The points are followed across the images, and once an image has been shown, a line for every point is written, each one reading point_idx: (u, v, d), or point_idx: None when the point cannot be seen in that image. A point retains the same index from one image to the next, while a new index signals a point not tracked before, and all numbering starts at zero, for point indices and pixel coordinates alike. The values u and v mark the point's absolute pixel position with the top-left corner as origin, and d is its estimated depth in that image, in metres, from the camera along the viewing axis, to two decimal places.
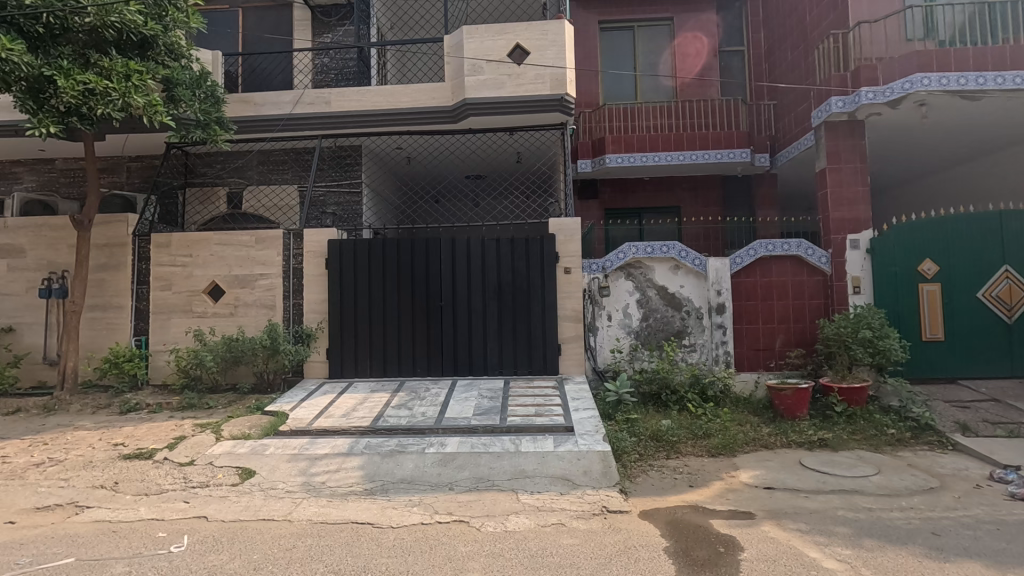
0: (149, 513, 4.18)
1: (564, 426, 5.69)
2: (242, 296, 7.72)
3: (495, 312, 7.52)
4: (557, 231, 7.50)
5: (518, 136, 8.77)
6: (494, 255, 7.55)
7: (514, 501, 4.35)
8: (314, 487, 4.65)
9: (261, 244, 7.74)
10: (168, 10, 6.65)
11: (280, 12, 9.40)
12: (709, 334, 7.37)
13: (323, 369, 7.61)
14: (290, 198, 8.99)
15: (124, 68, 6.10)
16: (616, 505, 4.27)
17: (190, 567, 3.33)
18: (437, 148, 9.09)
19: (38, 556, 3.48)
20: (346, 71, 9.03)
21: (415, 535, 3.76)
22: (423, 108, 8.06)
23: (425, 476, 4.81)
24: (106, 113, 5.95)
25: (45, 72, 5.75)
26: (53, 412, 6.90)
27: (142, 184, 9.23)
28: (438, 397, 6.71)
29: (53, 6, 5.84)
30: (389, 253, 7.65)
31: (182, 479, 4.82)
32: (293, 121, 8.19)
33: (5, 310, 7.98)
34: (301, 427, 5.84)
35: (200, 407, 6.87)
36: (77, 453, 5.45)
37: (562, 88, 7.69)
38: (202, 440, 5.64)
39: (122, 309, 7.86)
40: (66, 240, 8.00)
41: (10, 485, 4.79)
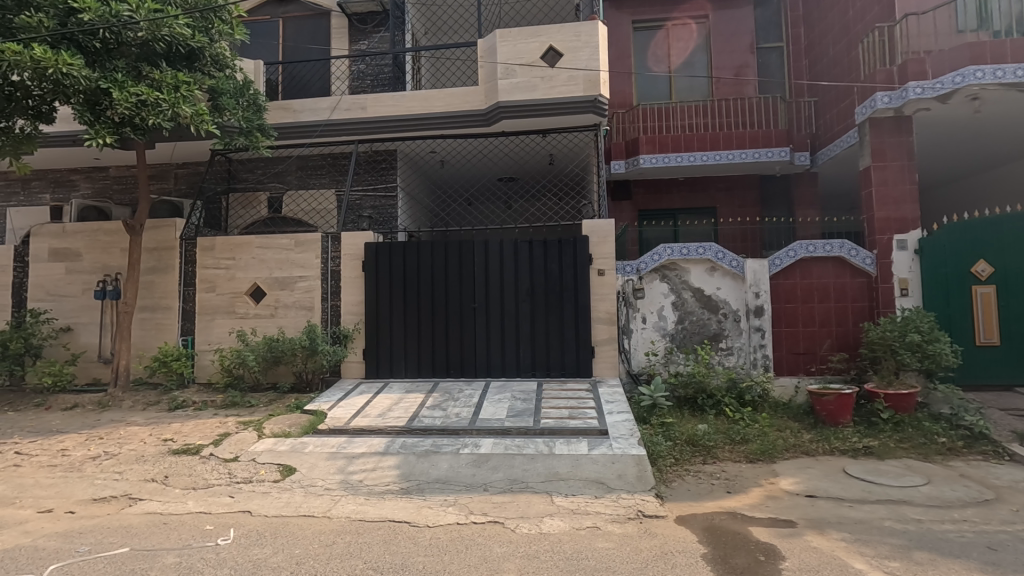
0: (197, 507, 4.35)
1: (597, 429, 5.68)
2: (282, 297, 7.94)
3: (528, 313, 7.53)
4: (590, 232, 7.46)
5: (551, 138, 8.79)
6: (527, 258, 7.57)
7: (548, 504, 4.33)
8: (352, 485, 4.75)
9: (300, 247, 7.96)
10: (214, 22, 6.95)
11: (318, 20, 9.64)
12: (748, 337, 7.21)
13: (360, 369, 7.77)
14: (328, 202, 9.20)
15: (173, 79, 6.38)
16: (652, 509, 4.22)
17: (236, 559, 3.44)
18: (471, 152, 9.18)
19: (96, 545, 3.65)
20: (382, 76, 9.22)
21: (450, 534, 3.81)
22: (457, 112, 8.16)
23: (459, 476, 4.86)
24: (157, 123, 6.22)
25: (102, 84, 6.04)
26: (106, 409, 7.24)
27: (188, 190, 9.61)
28: (471, 398, 6.76)
29: (109, 22, 6.10)
30: (423, 255, 7.76)
31: (227, 475, 5.00)
32: (331, 127, 8.39)
33: (64, 311, 8.42)
34: (338, 426, 5.99)
35: (242, 405, 7.10)
36: (129, 448, 5.71)
37: (595, 89, 7.65)
38: (245, 437, 5.84)
39: (170, 310, 8.19)
40: (119, 244, 8.39)
41: (70, 476, 5.06)
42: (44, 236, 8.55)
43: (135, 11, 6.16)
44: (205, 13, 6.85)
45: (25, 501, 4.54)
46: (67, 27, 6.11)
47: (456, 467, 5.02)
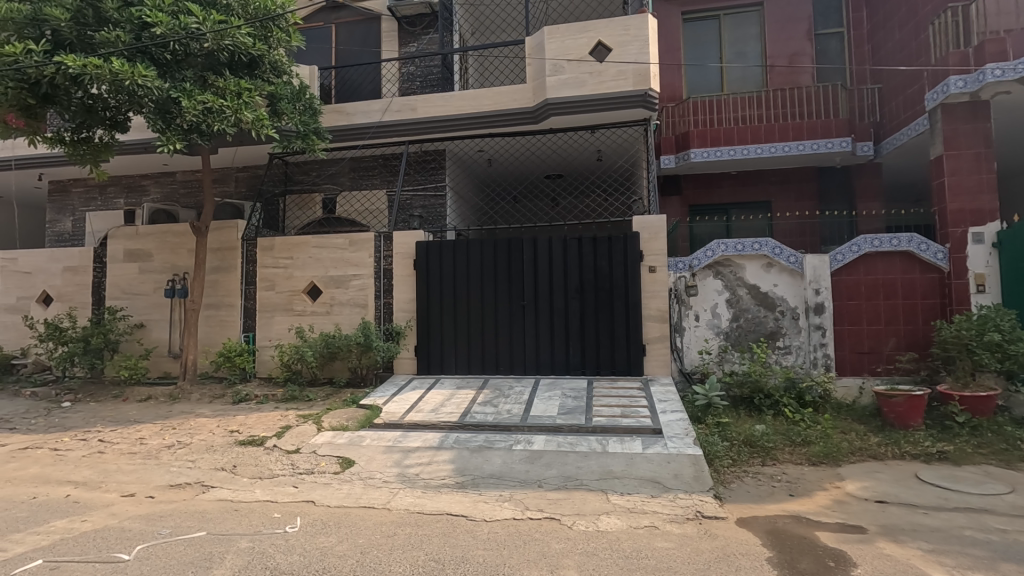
0: (264, 495, 4.54)
1: (651, 428, 5.61)
2: (337, 295, 8.18)
3: (577, 311, 7.51)
4: (641, 229, 7.36)
5: (599, 134, 8.73)
6: (576, 255, 7.54)
7: (604, 502, 4.30)
8: (409, 478, 4.85)
9: (354, 246, 8.18)
10: (273, 31, 7.24)
11: (369, 25, 9.89)
12: (807, 336, 6.95)
13: (412, 365, 7.94)
14: (379, 202, 9.43)
15: (236, 86, 6.69)
16: (711, 510, 4.13)
17: (304, 546, 3.57)
18: (519, 151, 9.22)
19: (176, 528, 3.87)
20: (430, 77, 9.37)
21: (508, 529, 3.84)
22: (505, 111, 8.20)
23: (513, 472, 4.89)
24: (222, 129, 6.52)
25: (172, 94, 6.36)
26: (177, 401, 7.66)
27: (248, 193, 10.04)
28: (522, 395, 6.79)
29: (179, 34, 6.42)
30: (473, 254, 7.85)
31: (290, 465, 5.21)
32: (382, 128, 8.58)
33: (138, 308, 8.96)
34: (393, 420, 6.14)
35: (301, 398, 7.37)
36: (200, 437, 6.03)
37: (645, 83, 7.53)
38: (305, 430, 6.06)
39: (232, 307, 8.57)
40: (186, 245, 8.85)
41: (148, 463, 5.38)
42: (119, 238, 9.11)
43: (202, 23, 6.48)
44: (265, 22, 7.15)
45: (110, 485, 4.87)
46: (141, 41, 6.46)
47: (510, 463, 5.07)
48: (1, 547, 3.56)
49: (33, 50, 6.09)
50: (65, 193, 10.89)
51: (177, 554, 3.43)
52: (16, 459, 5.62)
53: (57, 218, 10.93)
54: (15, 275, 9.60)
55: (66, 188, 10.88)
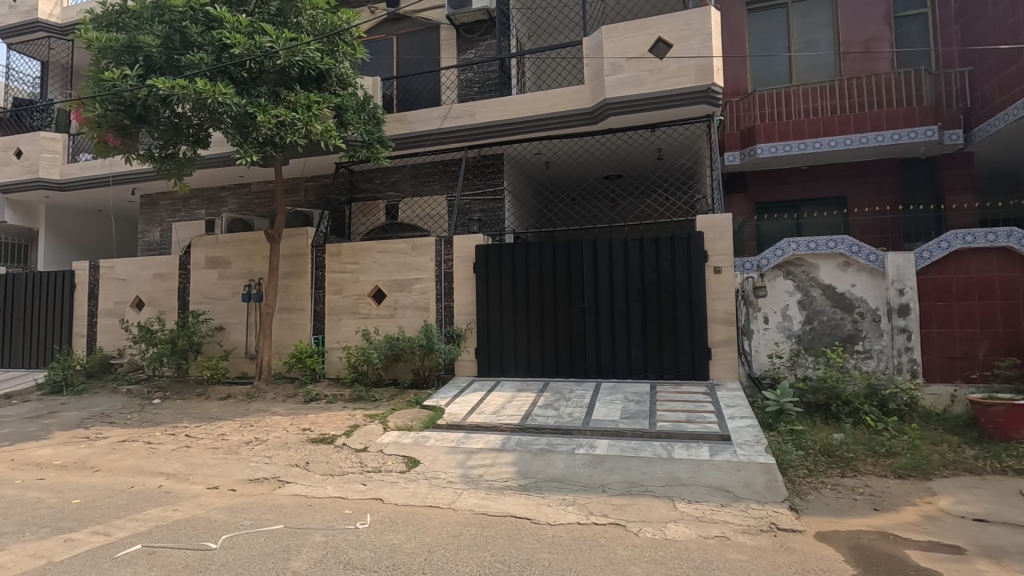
0: (336, 492, 4.72)
1: (719, 434, 5.41)
2: (400, 298, 8.40)
3: (639, 313, 7.37)
4: (705, 228, 7.14)
5: (660, 132, 8.55)
6: (638, 256, 7.41)
7: (671, 509, 4.17)
8: (472, 479, 4.90)
9: (416, 250, 8.37)
10: (339, 45, 7.57)
11: (429, 34, 10.13)
12: (890, 339, 6.50)
13: (473, 367, 8.05)
14: (439, 208, 9.63)
15: (306, 99, 7.04)
16: (787, 522, 3.92)
17: (374, 542, 3.68)
18: (577, 152, 9.18)
19: (256, 520, 4.08)
20: (488, 83, 9.47)
21: (572, 533, 3.79)
22: (563, 112, 8.17)
23: (576, 476, 4.85)
24: (294, 141, 6.87)
25: (249, 109, 6.74)
26: (253, 399, 8.10)
27: (316, 201, 10.51)
28: (583, 398, 6.73)
29: (254, 53, 6.79)
30: (532, 257, 7.87)
31: (359, 463, 5.39)
32: (441, 135, 8.78)
33: (218, 312, 9.56)
34: (456, 422, 6.24)
35: (367, 399, 7.62)
36: (275, 435, 6.35)
37: (708, 78, 7.30)
38: (372, 429, 6.25)
39: (303, 311, 8.97)
40: (261, 252, 9.36)
41: (230, 457, 5.72)
42: (201, 247, 9.75)
43: (275, 41, 6.85)
44: (332, 37, 7.49)
45: (197, 477, 5.20)
46: (221, 61, 6.88)
47: (573, 467, 5.02)
48: (105, 531, 3.88)
49: (129, 75, 6.63)
50: (154, 206, 11.78)
51: (259, 545, 3.61)
52: (116, 451, 6.11)
53: (147, 229, 11.84)
54: (112, 282, 10.46)
55: (155, 201, 11.76)
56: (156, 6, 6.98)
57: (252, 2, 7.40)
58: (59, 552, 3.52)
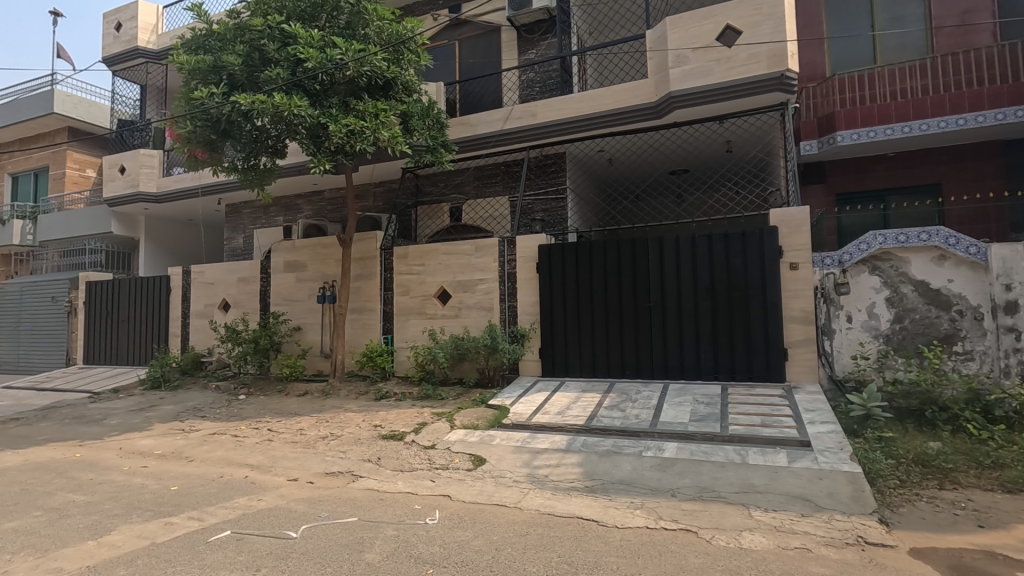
0: (406, 487, 4.86)
1: (797, 440, 5.13)
2: (465, 299, 8.53)
3: (708, 312, 7.12)
4: (780, 222, 6.78)
5: (729, 124, 8.22)
6: (706, 253, 7.16)
7: (746, 517, 3.97)
8: (538, 479, 4.91)
9: (480, 252, 8.47)
10: (404, 53, 7.81)
11: (490, 37, 10.25)
12: (995, 340, 5.88)
13: (537, 367, 8.05)
14: (502, 208, 9.71)
15: (374, 108, 7.31)
16: (877, 536, 3.64)
17: (444, 538, 3.75)
18: (643, 147, 8.98)
19: (332, 512, 4.27)
20: (549, 82, 9.45)
21: (641, 537, 3.70)
22: (626, 108, 8.03)
23: (644, 479, 4.74)
24: (363, 148, 7.16)
25: (322, 120, 7.07)
26: (328, 396, 8.50)
27: (384, 206, 10.89)
28: (650, 400, 6.57)
29: (326, 66, 7.13)
30: (596, 256, 7.79)
31: (427, 460, 5.53)
32: (503, 136, 8.85)
33: (296, 313, 10.09)
34: (521, 421, 6.28)
35: (435, 397, 7.79)
36: (349, 430, 6.64)
37: (781, 64, 6.93)
38: (440, 427, 6.40)
39: (373, 311, 9.30)
40: (334, 255, 9.80)
41: (308, 451, 6.03)
42: (280, 252, 10.34)
43: (344, 53, 7.16)
44: (397, 46, 7.74)
45: (279, 469, 5.52)
46: (296, 75, 7.25)
47: (641, 470, 4.92)
48: (199, 517, 4.19)
49: (215, 93, 7.12)
50: (237, 214, 12.61)
51: (335, 536, 3.78)
52: (207, 442, 6.60)
53: (232, 235, 12.70)
54: (202, 286, 11.29)
55: (238, 209, 12.60)
56: (237, 27, 7.46)
57: (323, 17, 7.75)
58: (160, 534, 3.84)
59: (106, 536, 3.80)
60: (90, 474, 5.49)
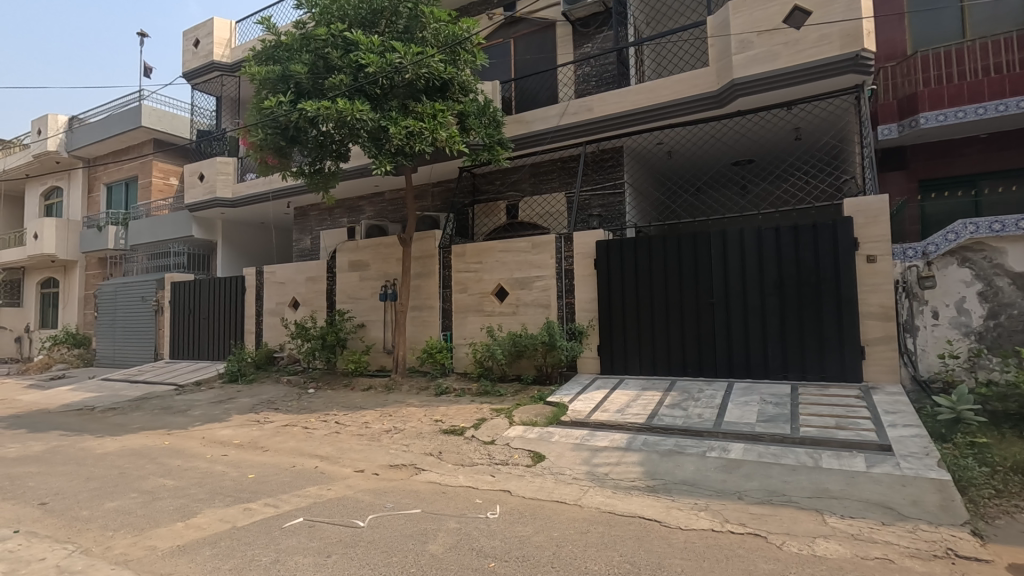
0: (467, 481, 4.94)
1: (877, 444, 4.82)
2: (522, 296, 8.55)
3: (776, 308, 6.81)
4: (855, 212, 6.39)
5: (797, 110, 7.82)
6: (774, 246, 6.86)
7: (820, 524, 3.76)
8: (599, 477, 4.86)
9: (537, 249, 8.45)
10: (460, 54, 7.93)
11: (545, 33, 10.21)
12: None
13: (595, 364, 7.97)
14: (559, 205, 9.67)
15: (432, 109, 7.46)
16: (969, 550, 3.35)
17: (504, 533, 3.78)
18: (705, 138, 8.72)
19: (397, 504, 4.40)
20: (606, 75, 9.32)
21: (706, 540, 3.59)
22: (686, 98, 7.79)
23: (708, 480, 4.59)
24: (422, 149, 7.33)
25: (382, 123, 7.28)
26: (391, 391, 8.76)
27: (442, 206, 11.09)
28: (714, 399, 6.36)
29: (386, 71, 7.34)
30: (655, 252, 7.63)
31: (487, 455, 5.60)
32: (559, 132, 8.82)
33: (360, 311, 10.46)
34: (580, 418, 6.25)
35: (493, 394, 7.87)
36: (411, 424, 6.82)
37: (855, 44, 6.52)
38: (499, 423, 6.47)
39: (433, 309, 9.51)
40: (395, 254, 10.08)
41: (373, 444, 6.25)
42: (344, 252, 10.74)
43: (403, 57, 7.35)
44: (454, 47, 7.86)
45: (346, 460, 5.74)
46: (358, 81, 7.50)
47: (705, 471, 4.78)
48: (274, 503, 4.43)
49: (284, 102, 7.46)
50: (305, 216, 13.20)
51: (400, 527, 3.90)
52: (280, 434, 6.96)
53: (300, 237, 13.31)
54: (273, 286, 11.91)
55: (306, 212, 13.19)
56: (303, 37, 7.79)
57: (382, 23, 7.98)
58: (240, 519, 4.09)
59: (193, 518, 4.09)
60: (178, 460, 5.92)
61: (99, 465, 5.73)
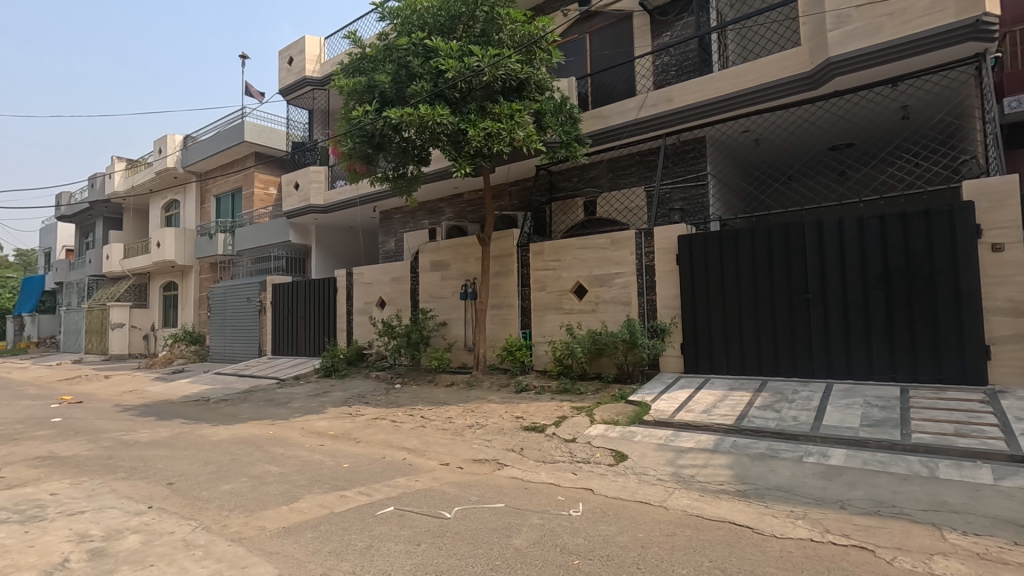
0: (548, 478, 4.97)
1: (1006, 454, 4.31)
2: (601, 293, 8.43)
3: (882, 303, 6.27)
4: (976, 196, 5.76)
5: (905, 85, 7.15)
6: (878, 236, 6.32)
7: (937, 539, 3.41)
8: (684, 478, 4.71)
9: (616, 245, 8.30)
10: (536, 53, 7.98)
11: (621, 25, 10.03)
12: None
13: (679, 363, 7.72)
14: (639, 199, 9.43)
15: (509, 109, 7.54)
16: None
17: (588, 531, 3.76)
18: (796, 123, 8.22)
19: (481, 497, 4.51)
20: (686, 64, 8.99)
21: (805, 551, 3.37)
22: (775, 81, 7.36)
23: (806, 487, 4.31)
24: (500, 149, 7.45)
25: (462, 126, 7.46)
26: (473, 387, 8.97)
27: (520, 204, 11.20)
28: (810, 401, 5.95)
29: (465, 74, 7.51)
30: (743, 245, 7.28)
31: (569, 453, 5.60)
32: (638, 125, 8.64)
33: (442, 309, 10.78)
34: (663, 418, 6.09)
35: (573, 391, 7.84)
36: (493, 420, 6.95)
37: (975, 9, 5.86)
38: (579, 421, 6.44)
39: (512, 307, 9.62)
40: (475, 254, 10.29)
41: (457, 438, 6.44)
42: (426, 252, 11.11)
43: (481, 60, 7.50)
44: (531, 46, 7.92)
45: (431, 453, 5.94)
46: (438, 86, 7.72)
47: (802, 477, 4.50)
48: (367, 492, 4.68)
49: (369, 111, 7.80)
50: (389, 220, 13.80)
51: (484, 520, 3.98)
52: (370, 426, 7.34)
53: (386, 239, 13.94)
54: (362, 286, 12.55)
55: (390, 216, 13.78)
56: (386, 47, 8.11)
57: (460, 28, 8.17)
58: (336, 505, 4.35)
59: (295, 503, 4.41)
60: (281, 449, 6.41)
61: (214, 451, 6.32)
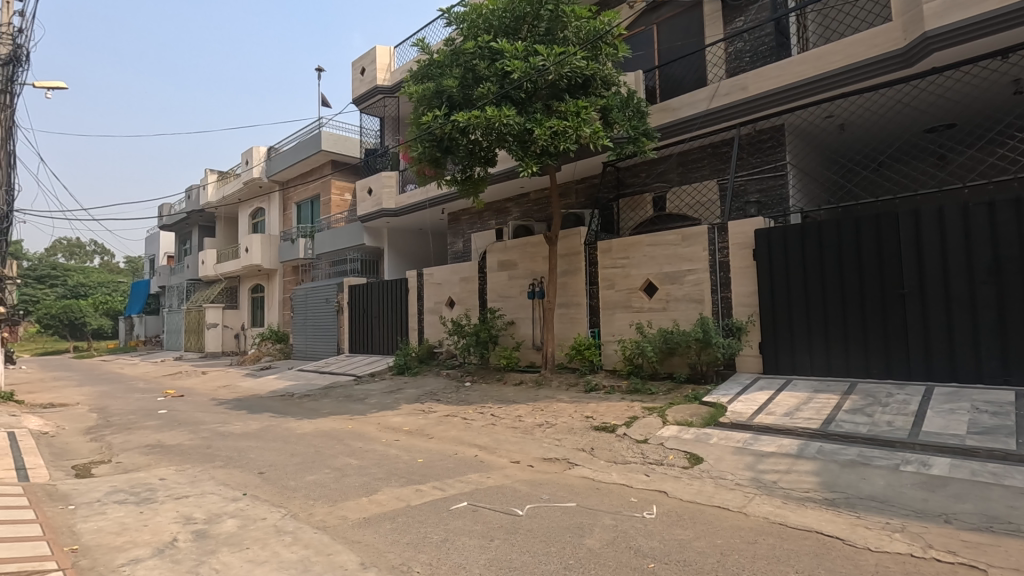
0: (620, 478, 4.89)
1: None
2: (672, 291, 8.20)
3: (992, 298, 5.69)
4: None
5: (1017, 58, 6.46)
6: (986, 225, 5.75)
7: None
8: (765, 484, 4.49)
9: (687, 241, 8.02)
10: (602, 48, 7.89)
11: (691, 14, 9.70)
12: None
13: (757, 363, 7.37)
14: (711, 193, 9.14)
15: (575, 107, 7.50)
16: None
17: (663, 535, 3.67)
18: (887, 105, 7.64)
19: (552, 496, 4.51)
20: (761, 50, 8.60)
21: (904, 567, 3.12)
22: (862, 62, 6.87)
23: (904, 499, 3.99)
24: (566, 147, 7.42)
25: (528, 126, 7.50)
26: (542, 386, 8.98)
27: (586, 202, 11.10)
28: (907, 406, 5.49)
29: (530, 74, 7.54)
30: (828, 238, 6.85)
31: (641, 454, 5.49)
32: (710, 116, 8.34)
33: (511, 308, 10.87)
34: (741, 421, 5.84)
35: (644, 392, 7.67)
36: (562, 420, 6.93)
37: None
38: (651, 421, 6.31)
39: (580, 306, 9.54)
40: (542, 253, 10.30)
41: (527, 436, 6.48)
42: (494, 252, 11.23)
43: (546, 59, 7.51)
44: (596, 42, 7.84)
45: (502, 451, 6.01)
46: (504, 88, 7.79)
47: (898, 487, 4.17)
48: (441, 487, 4.81)
49: (438, 115, 7.98)
50: (457, 221, 14.10)
51: (556, 518, 3.98)
52: (442, 423, 7.53)
53: (454, 240, 14.24)
54: (432, 287, 12.89)
55: (458, 217, 14.07)
56: (453, 52, 8.28)
57: (525, 28, 8.20)
58: (413, 499, 4.50)
59: (374, 495, 4.60)
60: (359, 443, 6.71)
61: (300, 443, 6.71)
